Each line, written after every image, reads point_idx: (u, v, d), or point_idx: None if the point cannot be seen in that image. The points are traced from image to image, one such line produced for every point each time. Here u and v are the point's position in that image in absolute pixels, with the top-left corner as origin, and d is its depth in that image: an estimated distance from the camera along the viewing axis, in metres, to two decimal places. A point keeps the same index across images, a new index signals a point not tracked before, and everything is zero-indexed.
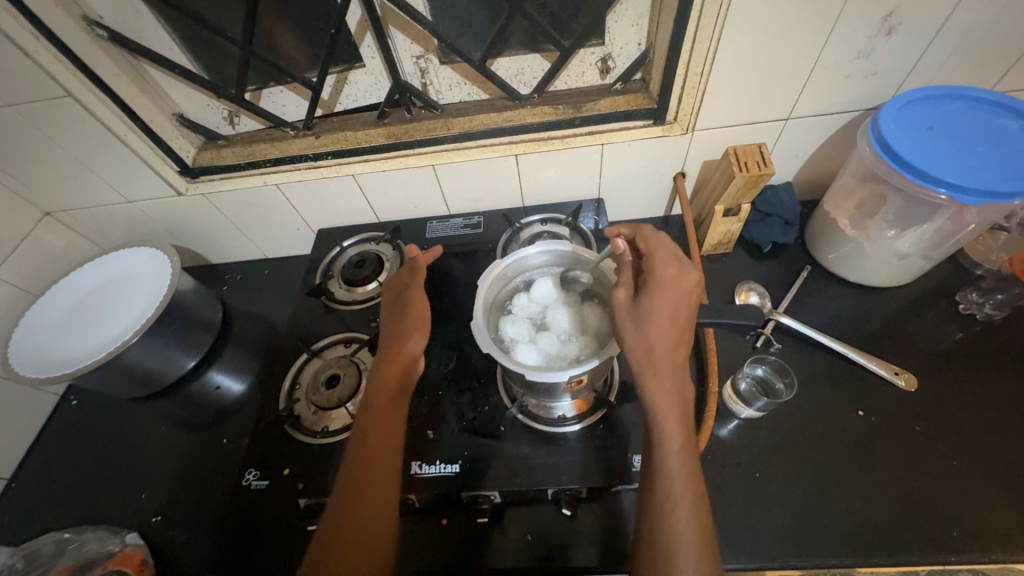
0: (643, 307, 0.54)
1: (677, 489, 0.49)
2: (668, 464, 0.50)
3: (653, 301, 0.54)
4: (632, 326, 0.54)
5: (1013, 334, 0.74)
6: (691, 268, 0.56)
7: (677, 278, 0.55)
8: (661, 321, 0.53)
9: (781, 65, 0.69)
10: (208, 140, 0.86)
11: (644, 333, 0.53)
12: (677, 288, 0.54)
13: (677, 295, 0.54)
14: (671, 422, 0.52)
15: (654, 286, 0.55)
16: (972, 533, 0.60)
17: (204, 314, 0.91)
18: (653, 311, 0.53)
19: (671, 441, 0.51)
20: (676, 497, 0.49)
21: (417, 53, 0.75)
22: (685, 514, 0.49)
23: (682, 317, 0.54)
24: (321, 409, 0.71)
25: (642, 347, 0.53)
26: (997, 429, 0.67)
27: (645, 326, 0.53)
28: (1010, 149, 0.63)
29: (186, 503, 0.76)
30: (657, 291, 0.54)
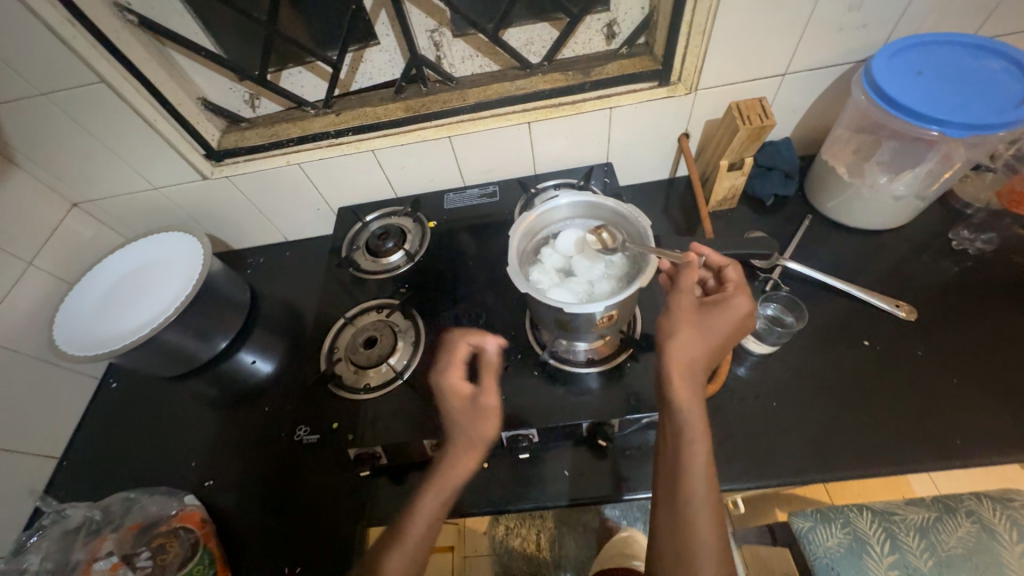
0: (703, 319, 0.60)
1: (698, 485, 0.54)
2: (692, 463, 0.54)
3: (713, 319, 0.60)
4: (682, 334, 0.59)
5: (1003, 265, 0.79)
6: (752, 299, 0.62)
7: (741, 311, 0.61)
8: (715, 337, 0.59)
9: (777, 20, 0.73)
10: (230, 123, 0.89)
11: (685, 343, 0.59)
12: (739, 314, 0.61)
13: (736, 320, 0.61)
14: (699, 426, 0.56)
15: (721, 308, 0.61)
16: (970, 440, 0.65)
17: (234, 294, 0.95)
18: (709, 326, 0.60)
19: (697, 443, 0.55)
20: (697, 491, 0.53)
21: (431, 27, 0.79)
22: (704, 506, 0.53)
23: (727, 334, 0.60)
24: (361, 368, 0.75)
25: (685, 352, 0.58)
26: (991, 351, 0.72)
27: (701, 336, 0.59)
28: (994, 85, 0.67)
29: (237, 467, 0.80)
30: (720, 313, 0.61)
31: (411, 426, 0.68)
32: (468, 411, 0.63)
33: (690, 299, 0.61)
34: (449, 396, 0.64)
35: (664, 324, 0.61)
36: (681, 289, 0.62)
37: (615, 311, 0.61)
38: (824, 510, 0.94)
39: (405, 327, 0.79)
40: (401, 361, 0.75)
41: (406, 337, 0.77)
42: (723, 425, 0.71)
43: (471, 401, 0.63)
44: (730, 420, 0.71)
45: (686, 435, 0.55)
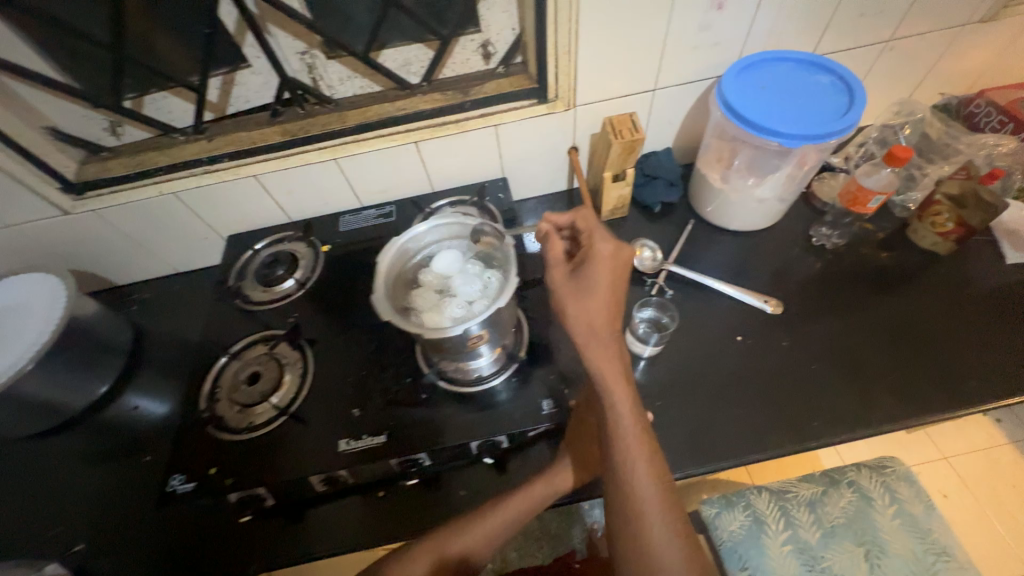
0: (582, 278, 0.58)
1: (631, 438, 0.57)
2: (619, 420, 0.57)
3: (591, 275, 0.58)
4: (573, 299, 0.58)
5: (854, 257, 0.88)
6: (616, 238, 0.59)
7: (612, 253, 0.59)
8: (602, 290, 0.58)
9: (636, 41, 0.77)
10: (89, 153, 0.82)
11: (580, 306, 0.57)
12: (612, 259, 0.59)
13: (613, 264, 0.58)
14: (615, 383, 0.58)
15: (589, 261, 0.59)
16: (828, 422, 0.71)
17: (110, 336, 0.88)
18: (589, 281, 0.58)
19: (621, 401, 0.58)
20: (629, 443, 0.57)
21: (301, 49, 0.77)
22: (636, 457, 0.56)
23: (613, 282, 0.58)
24: (245, 406, 0.71)
25: (582, 319, 0.57)
26: (846, 336, 0.79)
27: (586, 301, 0.57)
28: (823, 99, 0.74)
29: (111, 526, 0.73)
30: (592, 264, 0.58)
31: (295, 462, 0.66)
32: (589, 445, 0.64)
33: (562, 270, 0.60)
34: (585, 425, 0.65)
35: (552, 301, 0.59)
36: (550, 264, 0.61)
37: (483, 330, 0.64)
38: (727, 495, 0.98)
39: (293, 359, 0.75)
40: (286, 395, 0.72)
41: (293, 369, 0.74)
42: None
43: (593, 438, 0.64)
44: None
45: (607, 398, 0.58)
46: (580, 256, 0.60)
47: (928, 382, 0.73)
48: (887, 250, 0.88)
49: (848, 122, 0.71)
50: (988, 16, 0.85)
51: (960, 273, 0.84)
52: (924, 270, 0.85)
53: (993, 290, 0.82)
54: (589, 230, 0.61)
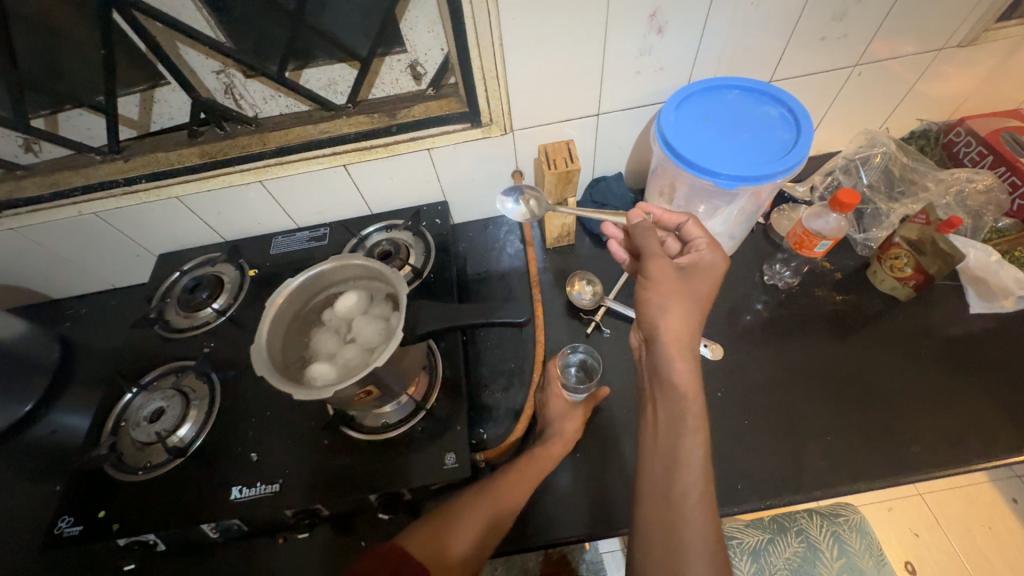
0: (687, 282, 0.61)
1: (692, 480, 0.53)
2: (689, 454, 0.54)
3: (696, 277, 0.62)
4: (673, 304, 0.60)
5: (806, 298, 0.82)
6: (722, 252, 0.64)
7: (712, 266, 0.63)
8: (700, 301, 0.61)
9: (572, 66, 0.72)
10: (5, 171, 0.79)
11: (679, 314, 0.59)
12: (716, 272, 0.62)
13: (715, 278, 0.62)
14: (697, 403, 0.56)
15: (697, 263, 0.63)
16: (754, 484, 0.66)
17: (33, 356, 0.85)
18: (691, 285, 0.61)
19: (693, 433, 0.55)
20: (692, 484, 0.53)
21: (216, 68, 0.73)
22: (697, 481, 0.53)
23: (710, 295, 0.62)
24: (143, 445, 0.68)
25: (674, 323, 0.59)
26: (787, 388, 0.74)
27: (682, 306, 0.60)
28: (766, 136, 0.69)
29: (11, 557, 0.71)
30: (701, 271, 0.62)
31: (185, 508, 0.63)
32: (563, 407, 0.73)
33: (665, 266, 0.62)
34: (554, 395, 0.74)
35: (651, 295, 0.61)
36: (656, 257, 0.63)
37: (371, 387, 0.59)
38: None
39: (202, 394, 0.73)
40: (188, 434, 0.69)
41: (200, 405, 0.72)
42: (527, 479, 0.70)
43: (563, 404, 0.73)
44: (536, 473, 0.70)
45: (682, 421, 0.56)
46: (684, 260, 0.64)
47: (868, 444, 0.68)
48: (842, 292, 0.82)
49: (793, 160, 0.65)
50: (964, 41, 0.78)
51: (918, 321, 0.79)
52: (880, 315, 0.80)
53: (951, 340, 0.76)
54: (700, 239, 0.66)
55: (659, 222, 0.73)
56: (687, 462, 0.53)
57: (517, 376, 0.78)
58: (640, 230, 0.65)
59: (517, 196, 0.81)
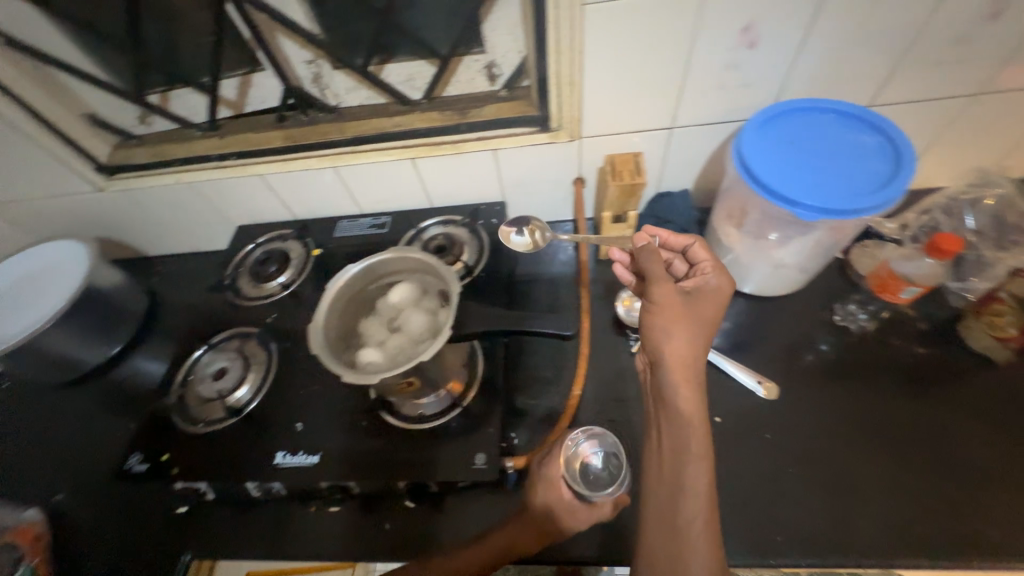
0: (692, 306, 0.59)
1: (695, 509, 0.50)
2: (693, 484, 0.51)
3: (702, 303, 0.60)
4: (677, 328, 0.58)
5: (881, 346, 0.75)
6: (730, 276, 0.62)
7: (719, 290, 0.61)
8: (706, 325, 0.59)
9: (650, 76, 0.70)
10: (122, 139, 0.89)
11: (683, 339, 0.57)
12: (722, 297, 0.60)
13: (721, 301, 0.60)
14: (700, 431, 0.53)
15: (702, 287, 0.61)
16: (799, 539, 0.61)
17: (124, 305, 0.95)
18: (697, 309, 0.59)
19: (698, 462, 0.52)
20: (695, 515, 0.50)
21: (308, 58, 0.78)
22: (702, 511, 0.50)
23: (715, 320, 0.59)
24: (207, 399, 0.75)
25: (679, 349, 0.57)
26: (847, 441, 0.68)
27: (688, 331, 0.58)
28: (857, 166, 0.63)
29: (89, 481, 0.80)
30: (707, 295, 0.60)
31: (235, 464, 0.68)
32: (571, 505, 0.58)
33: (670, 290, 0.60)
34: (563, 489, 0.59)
35: (654, 323, 0.58)
36: (661, 281, 0.60)
37: (414, 377, 0.61)
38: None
39: (260, 359, 0.79)
40: (246, 395, 0.75)
41: (258, 369, 0.77)
42: None
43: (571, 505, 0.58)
44: None
45: (683, 448, 0.53)
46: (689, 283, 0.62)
47: (938, 518, 0.61)
48: (925, 344, 0.74)
49: (887, 195, 0.60)
50: None
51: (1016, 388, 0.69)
52: (969, 376, 0.71)
53: None
54: (706, 262, 0.64)
55: (666, 243, 0.70)
56: (690, 492, 0.51)
57: (555, 384, 0.77)
58: (645, 254, 0.61)
59: (523, 227, 0.84)
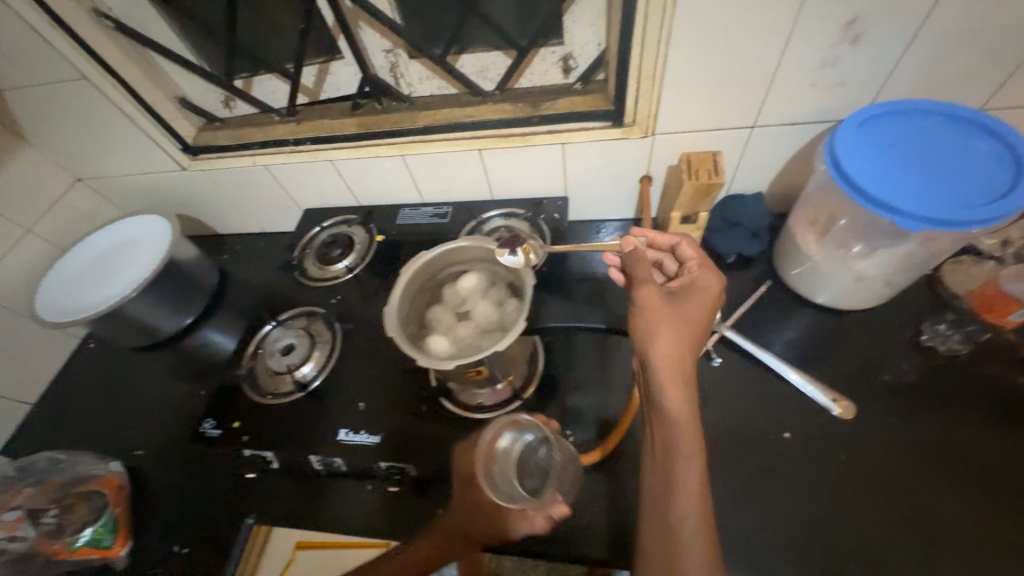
0: (678, 307, 0.58)
1: (686, 506, 0.49)
2: (683, 484, 0.50)
3: (688, 302, 0.58)
4: (666, 328, 0.55)
5: (977, 372, 0.69)
6: (718, 273, 0.61)
7: (706, 287, 0.60)
8: (694, 326, 0.57)
9: (737, 72, 0.67)
10: (206, 121, 0.94)
11: (672, 339, 0.55)
12: (712, 297, 0.59)
13: (711, 303, 0.59)
14: (690, 433, 0.51)
15: (690, 287, 0.60)
16: (875, 569, 0.58)
17: (198, 278, 1.01)
18: (687, 311, 0.57)
19: (688, 458, 0.51)
20: (687, 516, 0.49)
21: (387, 47, 0.79)
22: (694, 509, 0.49)
23: (704, 318, 0.58)
24: (275, 373, 0.78)
25: (667, 347, 0.54)
26: (933, 471, 0.63)
27: (676, 330, 0.55)
28: (967, 175, 0.58)
29: (162, 441, 0.85)
30: (694, 296, 0.59)
31: (300, 436, 0.71)
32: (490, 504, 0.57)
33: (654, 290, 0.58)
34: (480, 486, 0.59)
35: (639, 323, 0.56)
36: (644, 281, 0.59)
37: (484, 367, 0.61)
38: None
39: (325, 338, 0.82)
40: (311, 372, 0.78)
41: (323, 347, 0.80)
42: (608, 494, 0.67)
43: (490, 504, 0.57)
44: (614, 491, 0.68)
45: (675, 449, 0.51)
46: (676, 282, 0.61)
47: None
48: None
49: (1007, 206, 0.54)
50: None
51: None
52: None
53: None
54: (693, 259, 0.63)
55: (653, 243, 0.69)
56: (680, 489, 0.50)
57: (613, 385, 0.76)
58: (631, 258, 0.62)
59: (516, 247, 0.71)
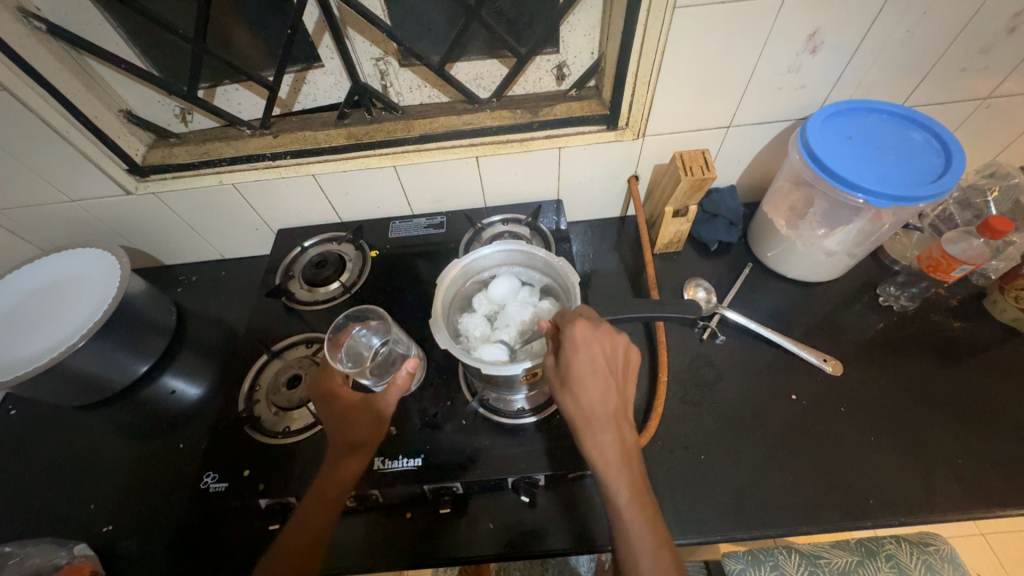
0: (565, 369, 0.57)
1: (630, 536, 0.52)
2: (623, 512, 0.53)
3: (571, 362, 0.56)
4: (561, 393, 0.56)
5: (924, 323, 0.83)
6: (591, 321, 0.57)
7: (588, 337, 0.56)
8: (585, 380, 0.55)
9: (719, 77, 0.74)
10: (158, 138, 0.84)
11: (570, 398, 0.56)
12: (592, 347, 0.56)
13: (593, 352, 0.56)
14: (616, 473, 0.54)
15: (568, 345, 0.57)
16: (885, 501, 0.67)
17: (157, 317, 0.88)
18: (570, 373, 0.56)
19: (619, 492, 0.54)
20: (633, 539, 0.52)
21: (376, 55, 0.76)
22: (639, 536, 0.52)
23: (596, 372, 0.56)
24: (282, 410, 0.72)
25: (575, 407, 0.56)
26: (911, 409, 0.74)
27: (575, 390, 0.55)
28: (909, 160, 0.71)
29: (139, 510, 0.73)
30: (573, 353, 0.56)
31: None
32: (360, 398, 0.64)
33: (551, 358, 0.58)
34: (343, 392, 0.64)
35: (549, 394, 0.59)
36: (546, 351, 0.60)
37: (538, 368, 0.63)
38: (755, 551, 0.78)
39: None
40: None
41: None
42: (652, 477, 0.71)
43: (358, 399, 0.64)
44: (656, 472, 0.71)
45: (607, 486, 0.54)
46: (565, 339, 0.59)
47: (999, 472, 0.68)
48: (959, 319, 0.83)
49: (946, 183, 0.66)
50: None
51: None
52: (1001, 344, 0.80)
53: None
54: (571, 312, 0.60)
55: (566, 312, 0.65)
56: (618, 521, 0.53)
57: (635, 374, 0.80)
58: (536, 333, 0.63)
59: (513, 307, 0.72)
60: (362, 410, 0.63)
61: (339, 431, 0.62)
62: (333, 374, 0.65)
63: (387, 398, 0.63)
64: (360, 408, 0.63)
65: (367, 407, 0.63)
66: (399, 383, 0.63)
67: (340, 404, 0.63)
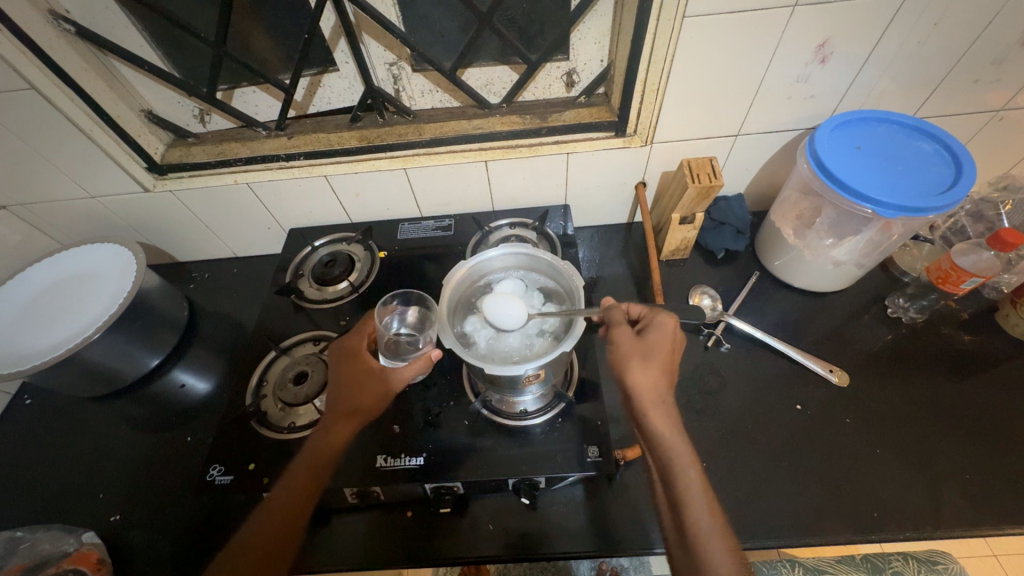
0: (645, 346, 0.61)
1: (696, 510, 0.53)
2: (688, 489, 0.54)
3: (654, 341, 0.61)
4: (638, 365, 0.59)
5: (932, 335, 0.82)
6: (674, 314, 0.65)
7: (671, 327, 0.63)
8: (663, 358, 0.60)
9: (727, 85, 0.75)
10: (176, 137, 0.86)
11: (646, 372, 0.59)
12: (674, 335, 0.62)
13: (674, 339, 0.62)
14: (681, 448, 0.56)
15: (653, 328, 0.62)
16: (890, 514, 0.66)
17: (171, 312, 0.90)
18: (651, 350, 0.60)
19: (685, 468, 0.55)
20: (698, 514, 0.53)
21: (390, 60, 0.78)
22: (704, 510, 0.53)
23: (671, 356, 0.61)
24: (288, 406, 0.74)
25: (647, 381, 0.59)
26: (918, 422, 0.73)
27: (652, 366, 0.59)
28: (921, 171, 0.70)
29: (146, 500, 0.74)
30: (657, 333, 0.62)
31: None
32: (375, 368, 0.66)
33: (627, 333, 0.62)
34: (362, 355, 0.68)
35: (615, 366, 0.61)
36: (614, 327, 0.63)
37: (541, 370, 0.63)
38: (757, 563, 0.77)
39: None
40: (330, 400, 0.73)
41: None
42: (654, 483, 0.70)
43: (375, 367, 0.66)
44: None
45: (670, 460, 0.55)
46: (642, 325, 0.64)
47: (1008, 488, 0.67)
48: (969, 332, 0.82)
49: (955, 194, 0.66)
50: None
51: None
52: (1012, 358, 0.79)
53: None
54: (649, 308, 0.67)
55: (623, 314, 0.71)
56: (684, 496, 0.54)
57: None
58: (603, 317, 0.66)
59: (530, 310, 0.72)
60: (373, 380, 0.65)
61: (343, 393, 0.65)
62: (364, 335, 0.70)
63: (397, 374, 0.64)
64: (371, 377, 0.66)
65: (373, 377, 0.65)
66: (418, 362, 0.64)
67: (355, 368, 0.67)
